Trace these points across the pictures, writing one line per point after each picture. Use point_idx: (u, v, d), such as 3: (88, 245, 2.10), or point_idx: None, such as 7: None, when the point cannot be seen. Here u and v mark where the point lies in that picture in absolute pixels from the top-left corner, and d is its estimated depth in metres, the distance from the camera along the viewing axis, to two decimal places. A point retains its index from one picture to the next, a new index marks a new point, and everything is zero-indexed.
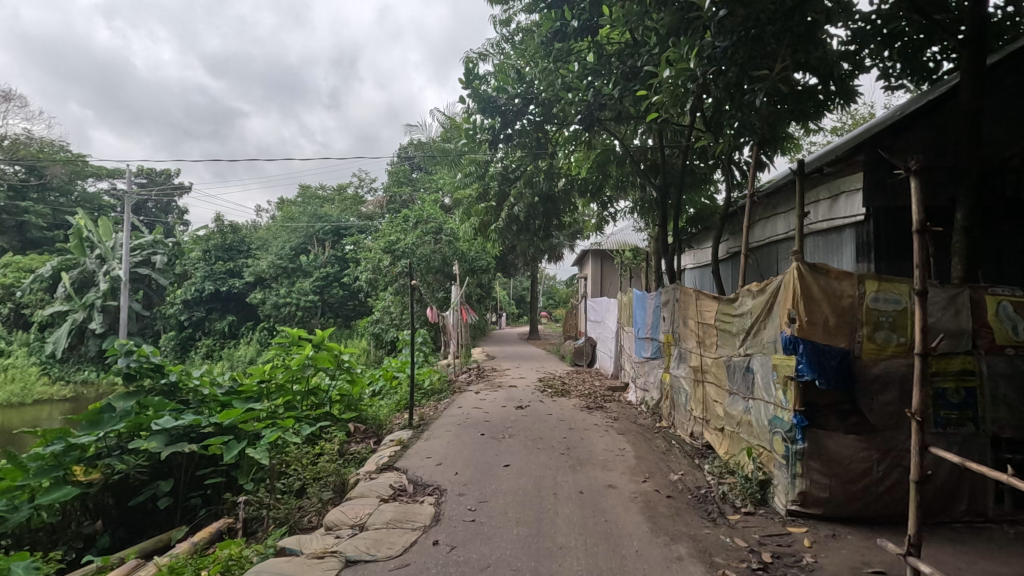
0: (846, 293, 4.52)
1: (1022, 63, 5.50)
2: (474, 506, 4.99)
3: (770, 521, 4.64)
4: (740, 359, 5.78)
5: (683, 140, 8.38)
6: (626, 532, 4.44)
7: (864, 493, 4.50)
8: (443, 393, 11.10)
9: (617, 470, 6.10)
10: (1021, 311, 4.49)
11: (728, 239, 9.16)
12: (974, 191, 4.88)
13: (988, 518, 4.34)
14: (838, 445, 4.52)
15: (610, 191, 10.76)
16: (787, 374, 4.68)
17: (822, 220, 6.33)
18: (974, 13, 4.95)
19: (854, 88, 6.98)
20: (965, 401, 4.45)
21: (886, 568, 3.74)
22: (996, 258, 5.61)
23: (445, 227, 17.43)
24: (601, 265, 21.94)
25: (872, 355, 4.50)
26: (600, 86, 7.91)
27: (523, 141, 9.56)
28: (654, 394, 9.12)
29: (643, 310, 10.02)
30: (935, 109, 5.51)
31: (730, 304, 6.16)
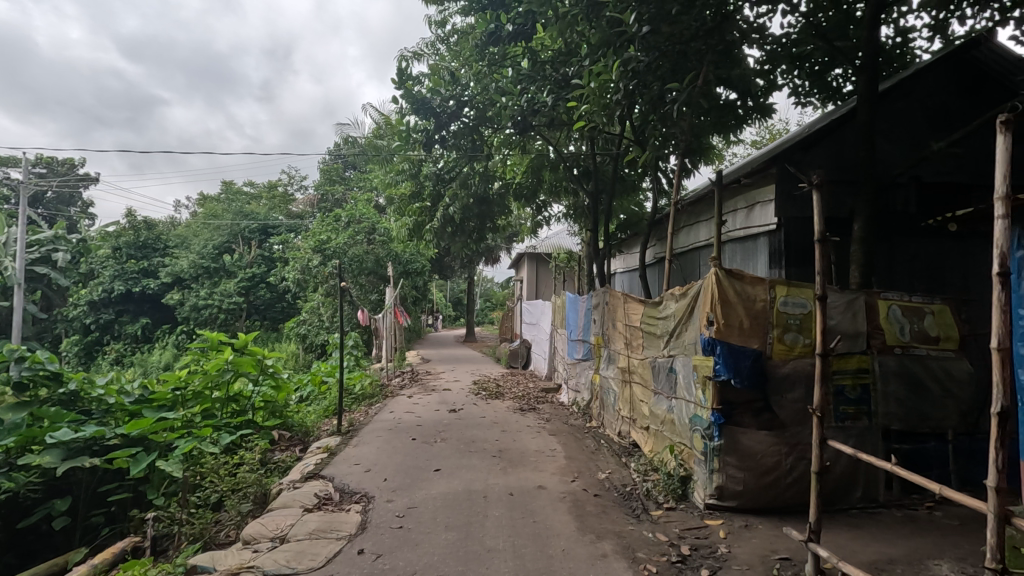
0: (758, 297, 4.82)
1: (908, 90, 6.11)
2: (403, 512, 4.91)
3: (689, 515, 4.87)
4: (664, 359, 6.02)
5: (614, 148, 8.65)
6: (554, 532, 4.51)
7: (775, 485, 4.79)
8: (375, 397, 10.84)
9: (548, 471, 6.19)
10: (907, 314, 4.96)
11: (655, 244, 9.53)
12: (869, 205, 5.35)
13: (881, 503, 4.75)
14: (751, 440, 4.80)
15: (544, 196, 10.93)
16: (705, 374, 4.92)
17: (739, 228, 6.71)
18: (870, 43, 5.42)
19: (769, 104, 7.47)
20: (861, 397, 4.85)
21: (792, 555, 4.00)
22: (888, 264, 6.03)
23: (378, 227, 17.12)
24: (536, 267, 22.18)
25: (781, 355, 4.82)
26: (533, 93, 8.03)
27: (458, 143, 9.52)
28: (585, 395, 9.35)
29: (575, 312, 10.22)
30: (837, 128, 6.00)
31: (655, 307, 6.42)
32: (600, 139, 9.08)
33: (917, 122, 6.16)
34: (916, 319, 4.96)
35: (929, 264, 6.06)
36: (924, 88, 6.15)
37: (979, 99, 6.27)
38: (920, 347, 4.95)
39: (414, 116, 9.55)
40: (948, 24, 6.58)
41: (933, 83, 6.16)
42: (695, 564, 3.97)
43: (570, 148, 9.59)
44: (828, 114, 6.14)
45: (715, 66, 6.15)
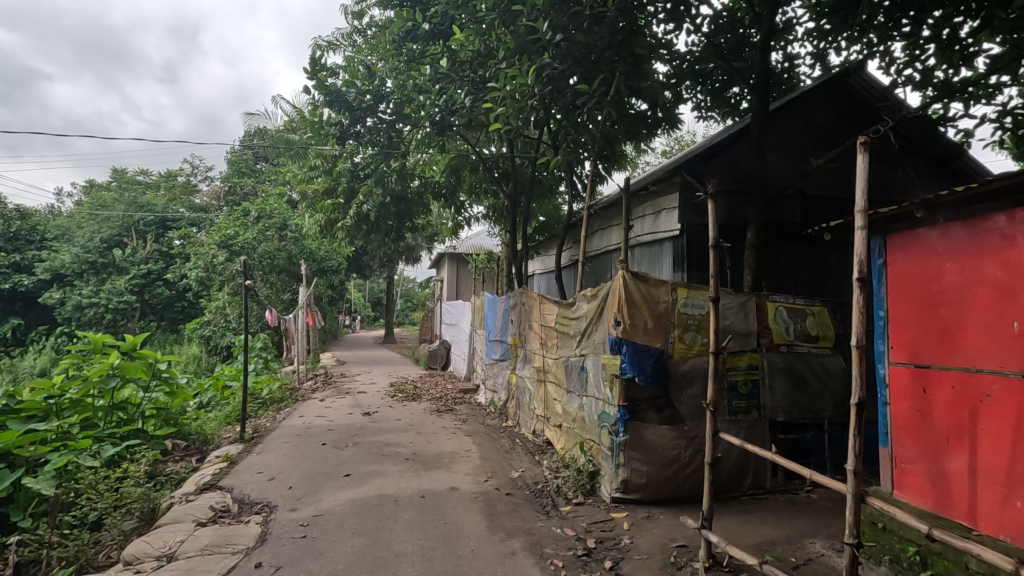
0: (661, 299, 5.09)
1: (795, 110, 6.72)
2: (307, 521, 4.71)
3: (596, 509, 5.04)
4: (576, 358, 6.20)
5: (531, 152, 8.80)
6: (464, 532, 4.50)
7: (675, 477, 5.07)
8: (284, 402, 10.32)
9: (462, 471, 6.18)
10: (791, 316, 5.42)
11: (571, 247, 9.80)
12: (760, 214, 5.81)
13: (767, 489, 5.16)
14: (654, 435, 5.05)
15: (464, 196, 10.91)
16: (612, 372, 5.12)
17: (646, 233, 7.05)
18: (762, 65, 5.89)
19: (677, 116, 7.87)
20: (751, 392, 5.24)
21: (687, 542, 4.25)
22: (776, 269, 6.57)
23: (290, 223, 16.34)
24: (456, 268, 22.07)
25: (681, 353, 5.11)
26: (451, 93, 8.01)
27: (374, 138, 9.28)
28: (502, 395, 9.44)
29: (493, 312, 10.28)
30: (734, 141, 6.48)
31: (569, 308, 6.59)
32: (519, 142, 9.19)
33: (803, 140, 6.78)
34: (799, 320, 5.44)
35: (811, 270, 6.66)
36: (808, 110, 6.79)
37: (854, 123, 6.99)
38: (802, 345, 5.43)
39: (327, 109, 9.18)
40: (827, 53, 7.28)
41: (815, 105, 6.82)
42: (599, 557, 4.11)
43: (490, 150, 9.64)
44: (726, 130, 6.62)
45: (626, 78, 6.44)
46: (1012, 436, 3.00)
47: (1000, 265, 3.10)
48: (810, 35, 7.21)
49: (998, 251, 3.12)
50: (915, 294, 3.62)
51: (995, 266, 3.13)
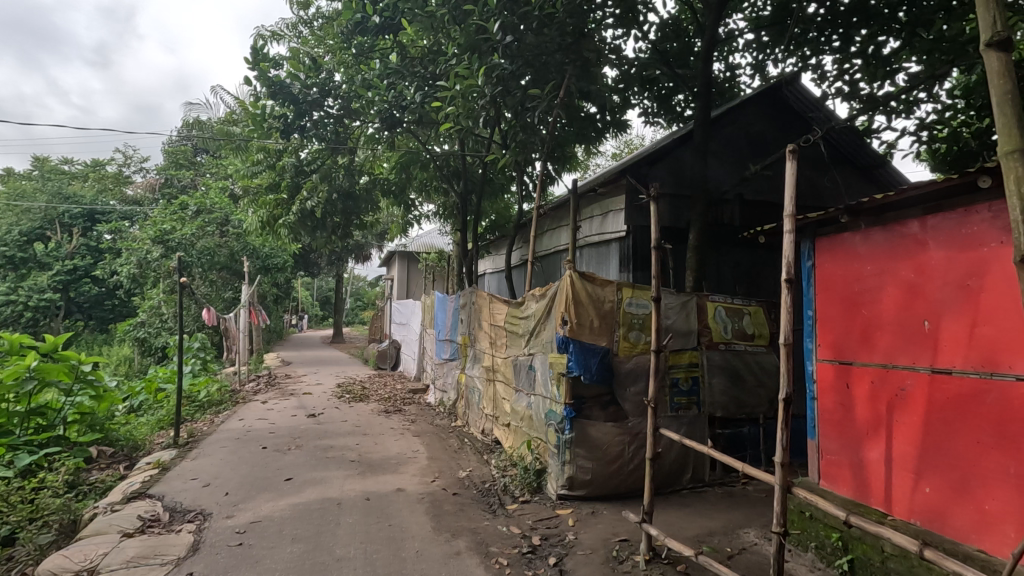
0: (607, 298, 5.20)
1: (734, 118, 7.01)
2: (244, 528, 4.54)
3: (542, 506, 5.09)
4: (524, 357, 6.25)
5: (482, 151, 8.79)
6: (409, 534, 4.45)
7: (619, 472, 5.19)
8: (223, 405, 9.89)
9: (408, 472, 6.11)
10: (729, 315, 5.65)
11: (520, 246, 9.87)
12: (701, 217, 6.01)
13: (706, 482, 5.36)
14: (599, 431, 5.14)
15: (414, 194, 10.79)
16: (559, 371, 5.18)
17: (594, 234, 7.18)
18: (704, 73, 6.11)
19: (625, 121, 8.07)
20: (692, 388, 5.42)
21: (629, 536, 4.35)
22: (716, 270, 6.83)
23: (232, 218, 15.72)
24: (406, 266, 21.76)
25: (626, 351, 5.23)
26: (401, 88, 7.92)
27: (320, 134, 8.96)
28: (451, 394, 9.40)
29: (443, 312, 10.21)
30: (677, 147, 6.70)
31: (518, 307, 6.62)
32: (470, 140, 9.15)
33: (741, 147, 7.07)
34: (736, 319, 5.68)
35: (749, 271, 6.95)
36: (747, 119, 7.11)
37: (789, 132, 7.35)
38: (739, 343, 5.66)
39: (270, 101, 8.82)
40: (765, 65, 7.62)
41: (753, 114, 7.14)
42: (544, 553, 4.15)
43: (440, 148, 9.57)
44: (670, 135, 6.83)
45: (576, 80, 6.55)
46: (922, 427, 3.23)
47: (913, 268, 3.32)
48: (750, 46, 7.53)
49: (911, 254, 3.34)
50: (839, 295, 3.85)
51: (909, 268, 3.35)
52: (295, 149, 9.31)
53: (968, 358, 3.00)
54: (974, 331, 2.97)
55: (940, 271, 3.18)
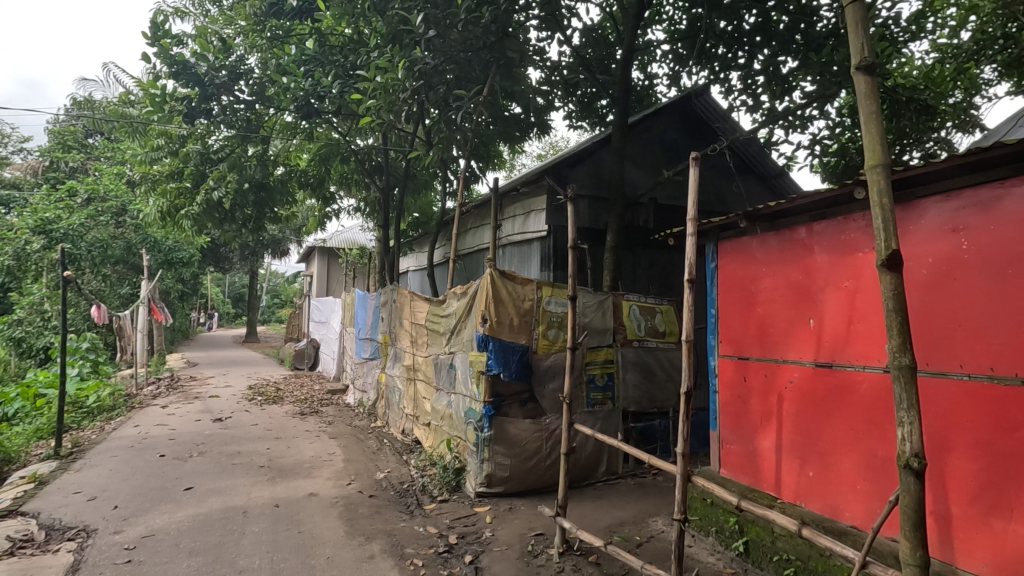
0: (526, 297, 5.27)
1: (650, 125, 7.34)
2: (134, 543, 4.18)
3: (461, 505, 5.07)
4: (445, 356, 6.20)
5: (405, 146, 8.65)
6: (320, 540, 4.29)
7: (536, 468, 5.28)
8: (116, 410, 9.06)
9: (322, 476, 5.90)
10: (643, 313, 5.90)
11: (443, 244, 9.80)
12: (619, 219, 6.23)
13: (619, 475, 5.58)
14: (517, 428, 5.21)
15: (334, 186, 10.41)
16: (478, 369, 5.19)
17: (516, 233, 7.25)
18: (623, 80, 6.36)
19: (548, 122, 8.23)
20: (607, 384, 5.61)
21: (545, 530, 4.44)
22: (632, 271, 7.10)
23: (130, 208, 14.46)
24: (326, 263, 20.95)
25: (545, 349, 5.32)
26: (318, 77, 7.63)
27: (229, 119, 8.51)
28: (371, 394, 9.18)
29: (364, 310, 9.94)
30: (596, 150, 6.91)
31: (439, 305, 6.56)
32: (393, 135, 8.95)
33: (656, 153, 7.41)
34: (649, 317, 5.94)
35: (662, 272, 7.29)
36: (661, 126, 7.47)
37: (700, 141, 7.79)
38: (652, 340, 5.92)
39: (172, 82, 8.14)
40: (681, 76, 8.04)
41: (667, 122, 7.52)
42: (460, 552, 4.14)
43: (362, 142, 9.33)
44: (590, 138, 7.04)
45: (499, 79, 6.59)
46: (807, 416, 3.52)
47: (801, 270, 3.62)
48: (667, 57, 7.90)
49: (799, 258, 3.63)
50: (738, 294, 4.12)
51: (797, 270, 3.64)
52: (201, 135, 8.70)
53: (844, 353, 3.30)
54: (850, 328, 3.28)
55: (823, 274, 3.48)
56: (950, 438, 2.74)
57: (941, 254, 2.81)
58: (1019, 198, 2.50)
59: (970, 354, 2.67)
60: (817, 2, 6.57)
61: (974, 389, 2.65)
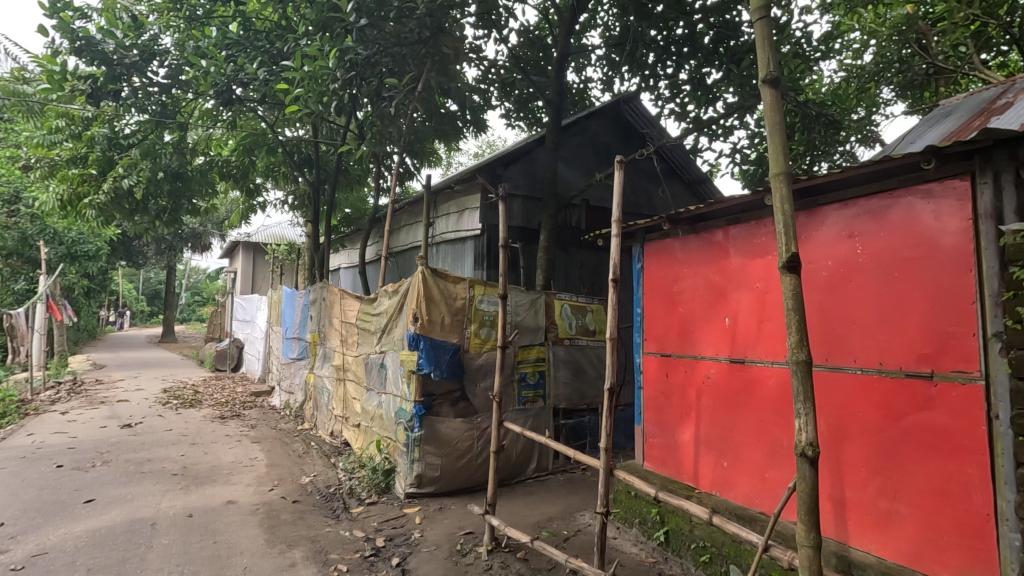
0: (458, 295, 5.24)
1: (583, 128, 7.51)
2: (22, 564, 3.80)
3: (389, 507, 4.98)
4: (376, 355, 6.06)
5: (336, 139, 8.38)
6: (236, 550, 4.08)
7: (467, 466, 5.27)
8: (6, 418, 8.20)
9: (242, 482, 5.61)
10: (574, 312, 6.02)
11: (376, 241, 9.59)
12: (552, 219, 6.32)
13: (549, 471, 5.67)
14: (448, 428, 5.17)
15: (260, 178, 9.93)
16: (408, 368, 5.11)
17: (450, 231, 7.20)
18: (557, 82, 6.46)
19: (484, 121, 8.24)
20: (539, 382, 5.68)
21: (474, 529, 4.43)
22: (564, 270, 7.22)
23: (25, 195, 13.14)
24: (252, 258, 19.95)
25: (476, 347, 5.32)
26: (242, 63, 7.25)
27: (142, 103, 7.88)
28: (298, 396, 8.84)
29: (291, 308, 9.55)
30: (531, 151, 6.98)
31: (370, 304, 6.40)
32: (323, 127, 8.65)
33: (589, 156, 7.58)
34: (580, 316, 6.06)
35: (593, 272, 7.46)
36: (594, 129, 7.66)
37: (631, 145, 8.04)
38: (583, 338, 6.05)
39: (76, 60, 7.44)
40: (614, 81, 8.27)
41: (599, 126, 7.71)
42: (387, 554, 4.07)
43: (290, 133, 8.97)
44: (525, 138, 7.10)
45: (435, 75, 6.51)
46: (722, 409, 3.71)
47: (718, 271, 3.81)
48: (601, 62, 8.11)
49: (717, 259, 3.82)
50: (662, 293, 4.29)
51: (715, 271, 3.83)
52: (109, 118, 8.05)
53: (756, 349, 3.51)
54: (760, 325, 3.49)
55: (737, 275, 3.68)
56: (845, 427, 2.98)
57: (839, 257, 3.04)
58: (905, 207, 2.74)
59: (863, 350, 2.91)
60: (739, 18, 6.94)
61: (866, 382, 2.89)
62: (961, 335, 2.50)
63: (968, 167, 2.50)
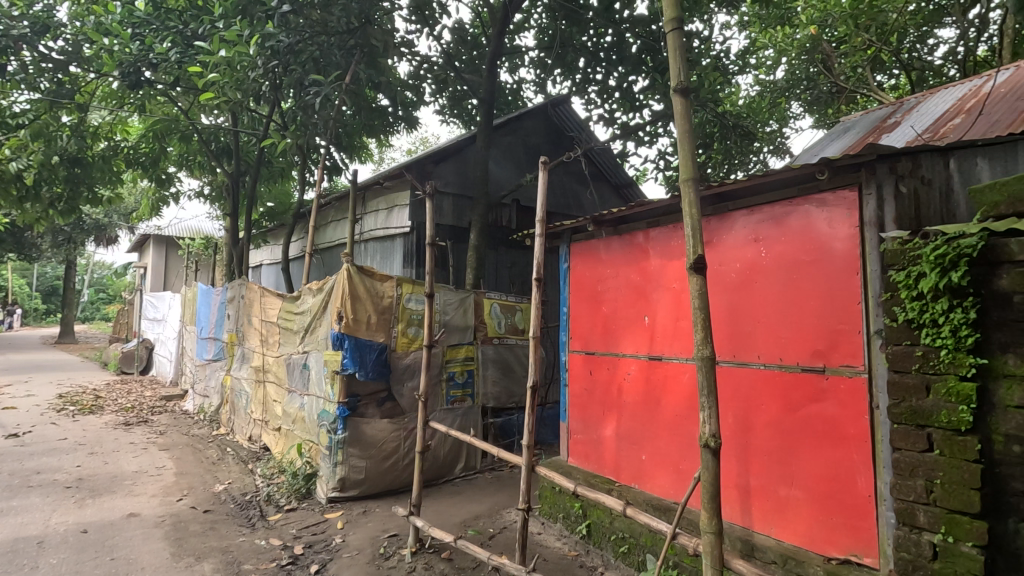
0: (386, 294, 5.13)
1: (515, 128, 7.58)
2: None
3: (310, 512, 4.80)
4: (298, 356, 5.82)
5: (258, 128, 7.98)
6: (137, 566, 3.79)
7: (393, 468, 5.17)
8: None
9: (147, 493, 5.23)
10: (503, 311, 6.06)
11: (300, 237, 9.22)
12: (482, 218, 6.32)
13: (478, 469, 5.69)
14: (374, 429, 5.06)
15: (172, 167, 9.29)
16: (332, 369, 4.95)
17: (379, 228, 7.03)
18: (489, 84, 6.47)
19: (416, 117, 8.13)
20: (467, 381, 5.68)
21: (398, 531, 4.36)
22: (494, 269, 7.25)
23: None
24: (164, 252, 18.63)
25: (403, 347, 5.23)
26: (151, 42, 6.75)
27: (32, 80, 7.14)
28: (214, 399, 8.35)
29: (207, 306, 9.01)
30: (462, 149, 6.95)
31: (292, 302, 6.15)
32: (244, 116, 8.22)
33: (520, 157, 7.65)
34: (509, 315, 6.11)
35: (523, 271, 7.54)
36: (526, 130, 7.74)
37: (561, 148, 8.19)
38: (512, 337, 6.10)
39: None
40: (546, 83, 8.40)
41: (530, 127, 7.80)
42: (306, 562, 3.91)
43: (207, 120, 8.45)
44: (456, 136, 7.06)
45: (363, 67, 6.34)
46: (642, 404, 3.85)
47: (639, 272, 3.95)
48: (533, 64, 8.21)
49: (638, 261, 3.96)
50: (587, 293, 4.39)
51: (635, 272, 3.97)
52: None
53: (672, 346, 3.67)
54: (676, 324, 3.64)
55: (656, 275, 3.83)
56: (750, 420, 3.17)
57: (746, 260, 3.23)
58: (803, 215, 2.95)
59: (766, 347, 3.11)
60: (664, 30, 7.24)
61: (768, 377, 3.09)
62: (849, 333, 2.73)
63: (856, 178, 2.72)
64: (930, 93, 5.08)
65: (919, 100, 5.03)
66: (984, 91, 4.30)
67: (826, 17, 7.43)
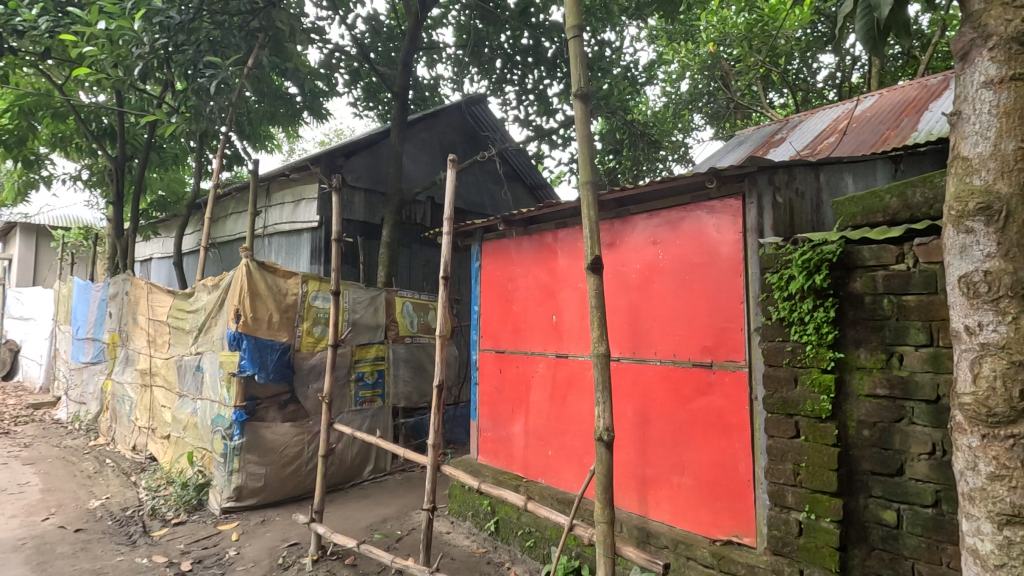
0: (289, 291, 4.89)
1: (431, 124, 7.52)
2: None
3: (201, 525, 4.47)
4: (190, 357, 5.40)
5: (146, 109, 7.31)
6: None
7: (296, 473, 4.94)
8: None
9: (4, 514, 4.64)
10: (416, 310, 5.96)
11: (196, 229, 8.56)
12: (394, 214, 6.19)
13: (388, 471, 5.57)
14: (274, 433, 4.80)
15: (43, 147, 8.29)
16: (228, 371, 4.64)
17: (284, 222, 6.68)
18: (403, 78, 6.34)
19: (326, 107, 7.82)
20: (377, 381, 5.54)
21: (299, 539, 4.16)
22: (408, 267, 7.12)
23: None
24: (34, 243, 16.58)
25: (309, 347, 4.99)
26: (14, 6, 5.98)
27: None
28: (92, 406, 7.57)
29: (85, 303, 8.14)
30: (374, 143, 6.76)
31: (185, 299, 5.70)
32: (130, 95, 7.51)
33: (436, 153, 7.58)
34: (421, 314, 6.02)
35: (437, 270, 7.47)
36: (442, 127, 7.68)
37: (478, 146, 8.21)
38: (424, 336, 6.02)
39: None
40: (462, 81, 8.38)
41: (446, 124, 7.74)
42: None
43: (85, 97, 7.63)
44: (369, 129, 6.87)
45: (267, 51, 6.00)
46: (549, 401, 3.95)
47: (547, 272, 4.04)
48: (450, 61, 8.16)
49: (547, 260, 4.05)
50: (498, 291, 4.43)
51: (544, 271, 4.05)
52: None
53: (577, 344, 3.78)
54: (582, 323, 3.77)
55: (563, 275, 3.92)
56: (647, 413, 3.35)
57: (645, 261, 3.40)
58: (696, 221, 3.14)
59: (661, 344, 3.29)
60: None
61: (664, 372, 3.27)
62: (733, 330, 2.94)
63: (740, 188, 2.93)
64: (810, 113, 5.60)
65: (801, 118, 5.54)
66: (853, 114, 4.79)
67: (724, 36, 7.98)
